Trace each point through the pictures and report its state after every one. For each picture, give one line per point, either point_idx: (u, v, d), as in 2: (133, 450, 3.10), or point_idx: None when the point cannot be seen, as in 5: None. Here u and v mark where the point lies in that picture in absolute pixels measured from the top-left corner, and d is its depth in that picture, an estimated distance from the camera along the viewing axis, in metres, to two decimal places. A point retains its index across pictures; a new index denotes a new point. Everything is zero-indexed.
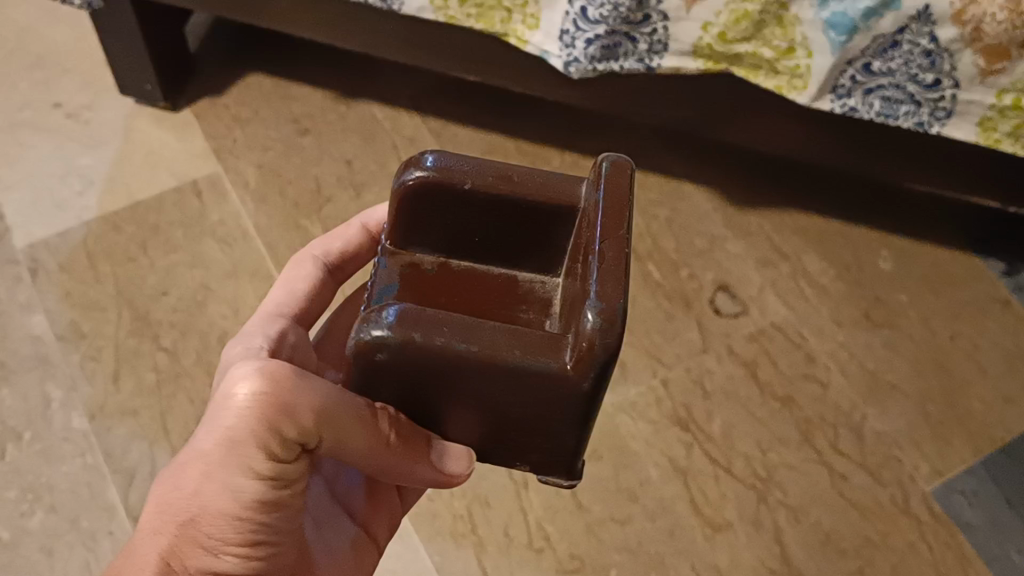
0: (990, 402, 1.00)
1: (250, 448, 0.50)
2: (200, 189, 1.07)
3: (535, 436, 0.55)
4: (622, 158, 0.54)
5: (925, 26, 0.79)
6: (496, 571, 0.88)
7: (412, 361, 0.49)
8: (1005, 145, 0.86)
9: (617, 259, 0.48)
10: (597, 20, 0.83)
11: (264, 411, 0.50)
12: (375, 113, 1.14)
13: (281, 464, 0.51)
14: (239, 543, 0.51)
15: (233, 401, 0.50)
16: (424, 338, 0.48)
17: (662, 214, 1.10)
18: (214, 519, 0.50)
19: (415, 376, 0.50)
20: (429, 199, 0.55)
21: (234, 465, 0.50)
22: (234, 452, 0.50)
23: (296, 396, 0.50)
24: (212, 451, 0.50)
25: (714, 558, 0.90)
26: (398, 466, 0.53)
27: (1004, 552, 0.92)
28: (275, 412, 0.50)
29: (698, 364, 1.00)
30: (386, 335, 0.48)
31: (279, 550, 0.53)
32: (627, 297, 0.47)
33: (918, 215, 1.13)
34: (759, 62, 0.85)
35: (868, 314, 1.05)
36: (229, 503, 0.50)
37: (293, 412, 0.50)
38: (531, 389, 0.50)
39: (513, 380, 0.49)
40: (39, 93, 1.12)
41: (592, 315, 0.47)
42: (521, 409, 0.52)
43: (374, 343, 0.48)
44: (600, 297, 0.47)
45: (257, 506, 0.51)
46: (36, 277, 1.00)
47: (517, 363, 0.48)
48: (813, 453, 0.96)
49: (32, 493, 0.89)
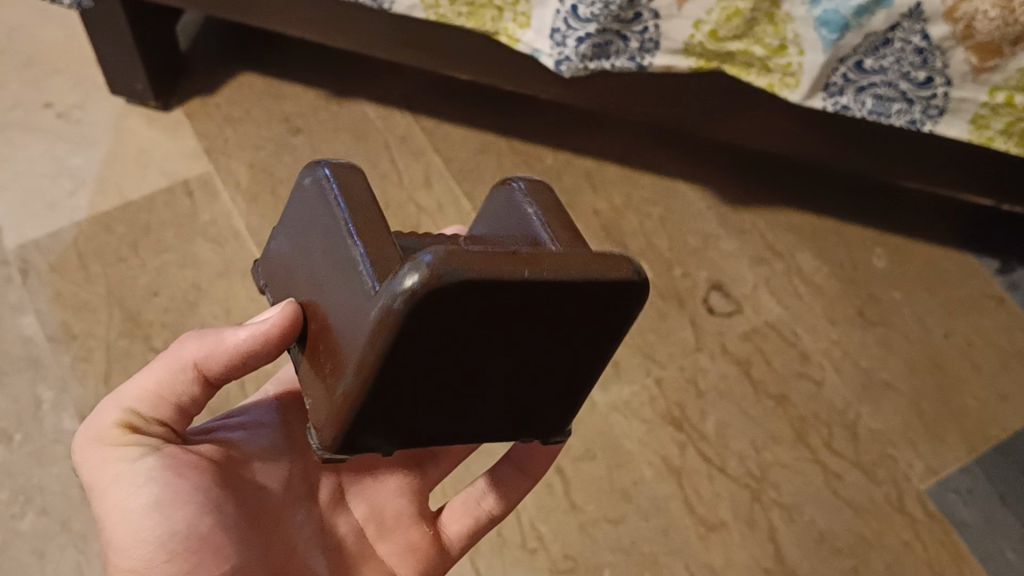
0: (985, 400, 1.00)
1: (100, 474, 0.54)
2: (192, 189, 1.06)
3: (324, 366, 0.49)
4: (633, 271, 0.46)
5: (917, 24, 0.78)
6: (489, 571, 0.88)
7: (315, 207, 0.51)
8: (997, 143, 0.86)
9: (503, 266, 0.43)
10: (589, 18, 0.82)
11: (95, 451, 0.54)
12: (368, 112, 1.13)
13: (142, 466, 0.54)
14: (156, 556, 0.52)
15: (77, 457, 0.56)
16: (339, 180, 0.51)
17: (655, 212, 1.09)
18: (122, 547, 0.53)
19: (308, 227, 0.52)
20: (504, 207, 0.54)
21: (114, 508, 0.53)
22: (107, 502, 0.54)
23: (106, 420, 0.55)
24: (102, 521, 0.54)
25: (708, 557, 0.90)
26: (207, 344, 0.54)
27: (999, 550, 0.92)
28: (97, 449, 0.54)
29: (691, 363, 1.00)
30: (320, 170, 0.51)
31: (201, 541, 0.53)
32: (468, 275, 0.42)
33: (913, 213, 1.13)
34: (751, 60, 0.85)
35: (862, 312, 1.05)
36: (121, 527, 0.53)
37: (110, 432, 0.54)
38: (350, 289, 0.47)
39: (349, 267, 0.47)
40: (29, 93, 1.12)
41: (423, 255, 0.43)
42: (337, 313, 0.48)
43: (311, 175, 0.52)
44: (447, 251, 0.43)
45: (149, 513, 0.53)
46: (27, 277, 1.00)
47: (360, 254, 0.47)
48: (807, 452, 0.96)
49: (23, 496, 0.89)
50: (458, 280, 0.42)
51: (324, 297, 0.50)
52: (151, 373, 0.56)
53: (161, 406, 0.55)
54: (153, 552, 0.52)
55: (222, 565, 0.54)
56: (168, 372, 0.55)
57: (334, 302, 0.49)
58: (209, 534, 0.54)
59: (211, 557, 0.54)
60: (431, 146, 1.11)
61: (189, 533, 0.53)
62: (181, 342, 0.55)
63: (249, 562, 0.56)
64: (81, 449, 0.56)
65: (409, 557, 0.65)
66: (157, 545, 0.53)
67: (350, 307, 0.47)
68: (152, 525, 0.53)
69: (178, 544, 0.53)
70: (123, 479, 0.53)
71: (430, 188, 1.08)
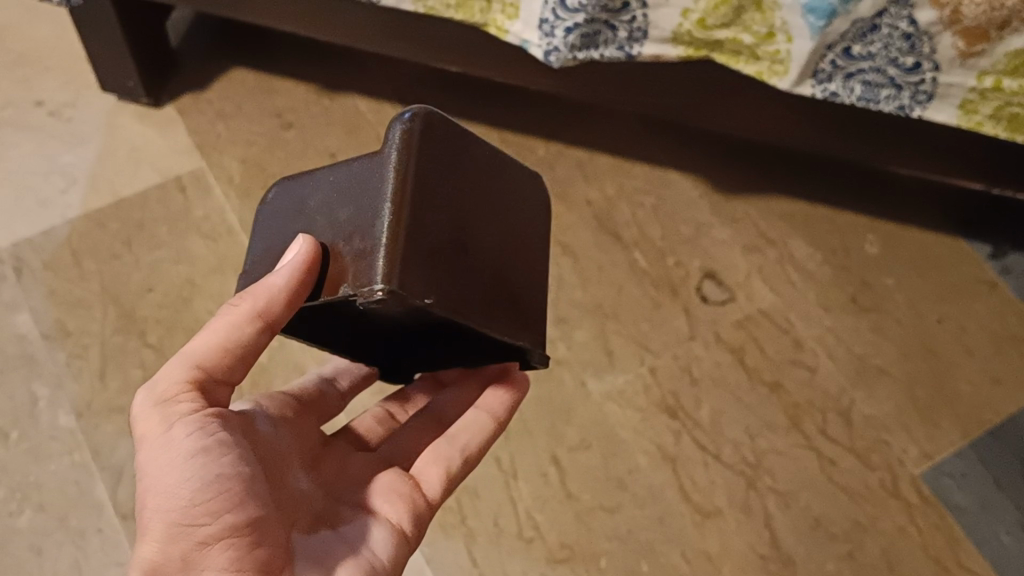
0: (978, 384, 1.00)
1: (158, 430, 0.54)
2: (185, 185, 1.07)
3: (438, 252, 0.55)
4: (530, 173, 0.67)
5: (903, 10, 0.78)
6: (485, 562, 0.89)
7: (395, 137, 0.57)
8: (986, 127, 0.87)
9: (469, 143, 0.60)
10: (576, 8, 0.81)
11: (153, 407, 0.55)
12: (359, 106, 1.13)
13: (202, 418, 0.55)
14: (202, 497, 0.53)
15: (135, 419, 0.56)
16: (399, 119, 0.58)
17: (647, 202, 1.09)
18: (169, 491, 0.53)
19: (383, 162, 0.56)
20: None
21: (164, 460, 0.54)
22: (161, 454, 0.54)
23: (169, 379, 0.56)
24: (150, 473, 0.54)
25: (704, 543, 0.91)
26: (261, 295, 0.56)
27: (994, 534, 0.92)
28: (159, 410, 0.55)
29: (686, 351, 1.00)
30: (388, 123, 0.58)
31: (246, 486, 0.54)
32: (442, 123, 0.58)
33: (904, 198, 1.12)
34: (739, 47, 0.85)
35: (855, 299, 1.05)
36: (172, 472, 0.53)
37: (176, 389, 0.56)
38: (435, 144, 0.57)
39: (434, 133, 0.57)
40: (21, 92, 1.12)
41: (422, 115, 0.57)
42: (434, 169, 0.56)
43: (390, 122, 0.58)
44: (432, 114, 0.57)
45: (200, 456, 0.53)
46: (21, 276, 1.00)
47: (432, 118, 0.57)
48: (801, 438, 0.96)
49: (21, 493, 0.90)
50: (436, 126, 0.57)
51: (422, 175, 0.55)
52: (218, 323, 0.57)
53: (220, 359, 0.57)
54: (195, 493, 0.53)
55: (257, 509, 0.54)
56: (232, 317, 0.57)
57: (426, 170, 0.56)
58: (249, 479, 0.55)
59: (250, 500, 0.54)
60: None
61: (232, 474, 0.54)
62: (229, 304, 0.57)
63: (276, 513, 0.56)
64: (139, 399, 0.56)
65: (394, 500, 0.63)
66: (199, 486, 0.53)
67: (436, 145, 0.57)
68: (198, 469, 0.53)
69: (224, 486, 0.53)
70: (179, 423, 0.54)
71: None
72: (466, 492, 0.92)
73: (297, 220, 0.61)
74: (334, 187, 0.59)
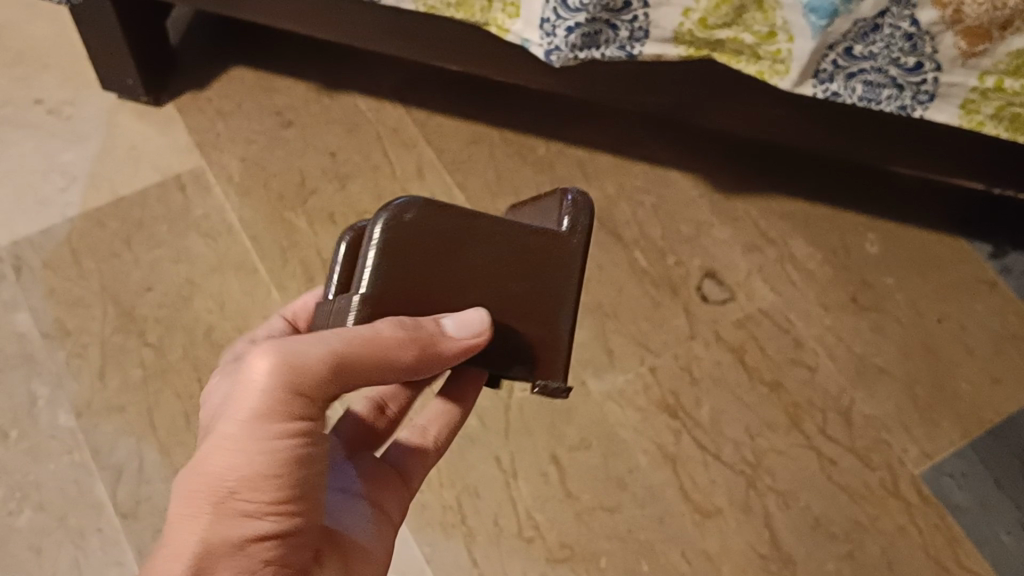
0: (978, 383, 1.00)
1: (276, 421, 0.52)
2: (184, 183, 1.06)
3: None
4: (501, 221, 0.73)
5: (905, 10, 0.78)
6: (485, 561, 0.89)
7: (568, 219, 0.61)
8: (987, 127, 0.86)
9: None
10: (577, 8, 0.81)
11: (277, 391, 0.52)
12: (359, 104, 1.13)
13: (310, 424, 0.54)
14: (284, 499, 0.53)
15: (254, 384, 0.52)
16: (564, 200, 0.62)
17: (647, 201, 1.09)
18: (256, 482, 0.52)
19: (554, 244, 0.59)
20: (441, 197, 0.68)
21: (261, 449, 0.52)
22: (259, 441, 0.52)
23: (307, 368, 0.52)
24: (241, 452, 0.52)
25: (703, 543, 0.91)
26: (426, 352, 0.53)
27: (994, 534, 0.92)
28: (281, 398, 0.52)
29: (686, 351, 1.00)
30: (564, 204, 0.61)
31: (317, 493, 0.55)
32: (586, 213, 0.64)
33: (904, 197, 1.11)
34: (740, 46, 0.85)
35: (855, 298, 1.05)
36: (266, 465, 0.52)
37: (308, 382, 0.52)
38: None
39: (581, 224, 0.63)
40: (20, 90, 1.12)
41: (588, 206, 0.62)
42: None
43: (566, 205, 0.61)
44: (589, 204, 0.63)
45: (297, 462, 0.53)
46: (20, 275, 1.00)
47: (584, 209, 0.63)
48: (801, 438, 0.96)
49: (20, 492, 0.90)
50: None
51: None
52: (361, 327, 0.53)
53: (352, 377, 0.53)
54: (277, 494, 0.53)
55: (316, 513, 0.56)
56: (393, 346, 0.53)
57: None
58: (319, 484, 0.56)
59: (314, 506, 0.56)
60: (424, 138, 1.11)
61: (311, 482, 0.55)
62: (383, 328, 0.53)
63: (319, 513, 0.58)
64: (263, 366, 0.52)
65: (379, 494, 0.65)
66: (284, 491, 0.53)
67: None
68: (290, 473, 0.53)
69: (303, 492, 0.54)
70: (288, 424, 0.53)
71: (423, 180, 1.08)
72: (465, 492, 0.92)
73: (445, 261, 0.56)
74: (502, 249, 0.58)
